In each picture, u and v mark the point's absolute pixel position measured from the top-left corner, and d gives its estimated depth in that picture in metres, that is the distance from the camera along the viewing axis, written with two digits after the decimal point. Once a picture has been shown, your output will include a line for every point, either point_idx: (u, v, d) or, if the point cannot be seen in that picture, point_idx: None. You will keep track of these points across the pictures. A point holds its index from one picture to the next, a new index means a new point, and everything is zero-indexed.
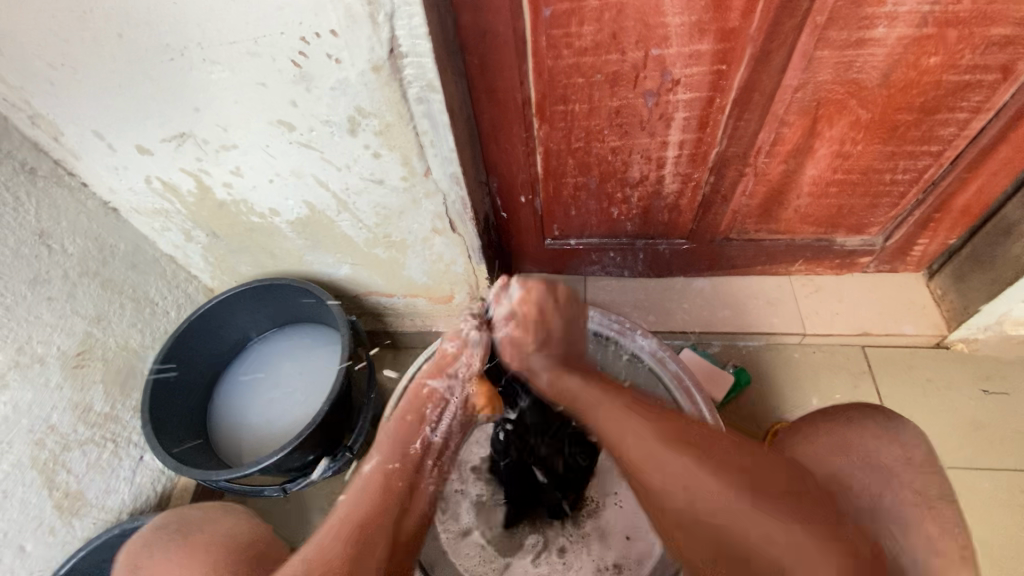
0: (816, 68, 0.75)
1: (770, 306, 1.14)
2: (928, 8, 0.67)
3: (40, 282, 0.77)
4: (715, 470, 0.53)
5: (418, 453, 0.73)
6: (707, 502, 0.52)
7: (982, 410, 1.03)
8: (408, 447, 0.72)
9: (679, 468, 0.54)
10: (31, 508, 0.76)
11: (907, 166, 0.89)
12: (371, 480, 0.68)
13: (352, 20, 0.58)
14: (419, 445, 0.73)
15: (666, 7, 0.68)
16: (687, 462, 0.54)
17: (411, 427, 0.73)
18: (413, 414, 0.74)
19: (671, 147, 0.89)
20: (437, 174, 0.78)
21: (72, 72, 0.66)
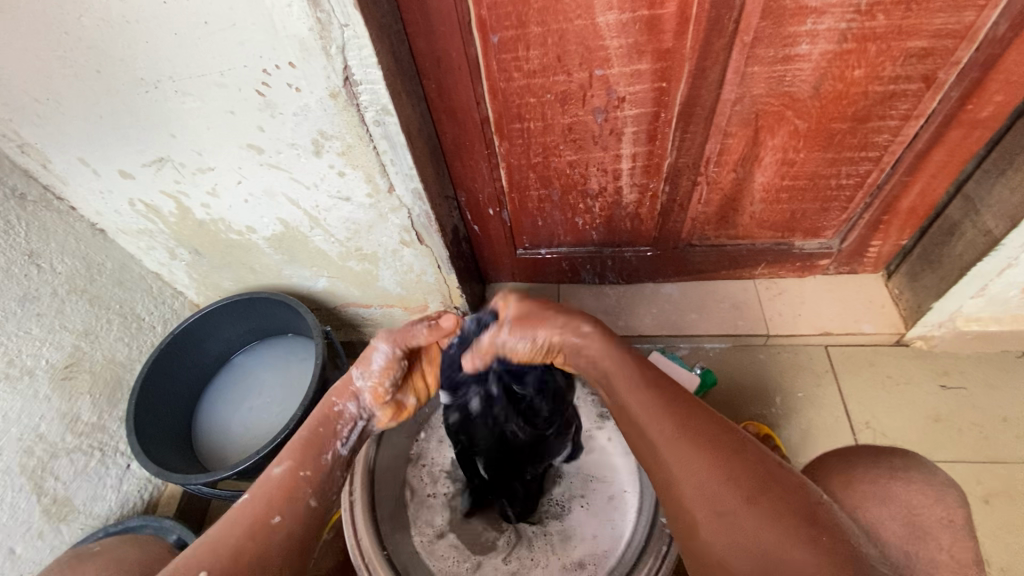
0: (750, 83, 0.80)
1: (735, 309, 1.18)
2: (846, 26, 0.72)
3: (30, 299, 0.82)
4: (774, 512, 0.51)
5: (328, 463, 0.67)
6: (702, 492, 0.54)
7: (941, 404, 1.06)
8: (319, 456, 0.67)
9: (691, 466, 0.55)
10: (20, 513, 0.80)
11: (850, 171, 0.94)
12: (281, 483, 0.63)
13: (307, 53, 0.63)
14: (330, 455, 0.68)
15: (604, 31, 0.74)
16: (740, 503, 0.52)
17: (322, 440, 0.69)
18: (326, 427, 0.70)
19: (625, 159, 0.94)
20: (400, 190, 0.83)
21: (56, 105, 0.72)
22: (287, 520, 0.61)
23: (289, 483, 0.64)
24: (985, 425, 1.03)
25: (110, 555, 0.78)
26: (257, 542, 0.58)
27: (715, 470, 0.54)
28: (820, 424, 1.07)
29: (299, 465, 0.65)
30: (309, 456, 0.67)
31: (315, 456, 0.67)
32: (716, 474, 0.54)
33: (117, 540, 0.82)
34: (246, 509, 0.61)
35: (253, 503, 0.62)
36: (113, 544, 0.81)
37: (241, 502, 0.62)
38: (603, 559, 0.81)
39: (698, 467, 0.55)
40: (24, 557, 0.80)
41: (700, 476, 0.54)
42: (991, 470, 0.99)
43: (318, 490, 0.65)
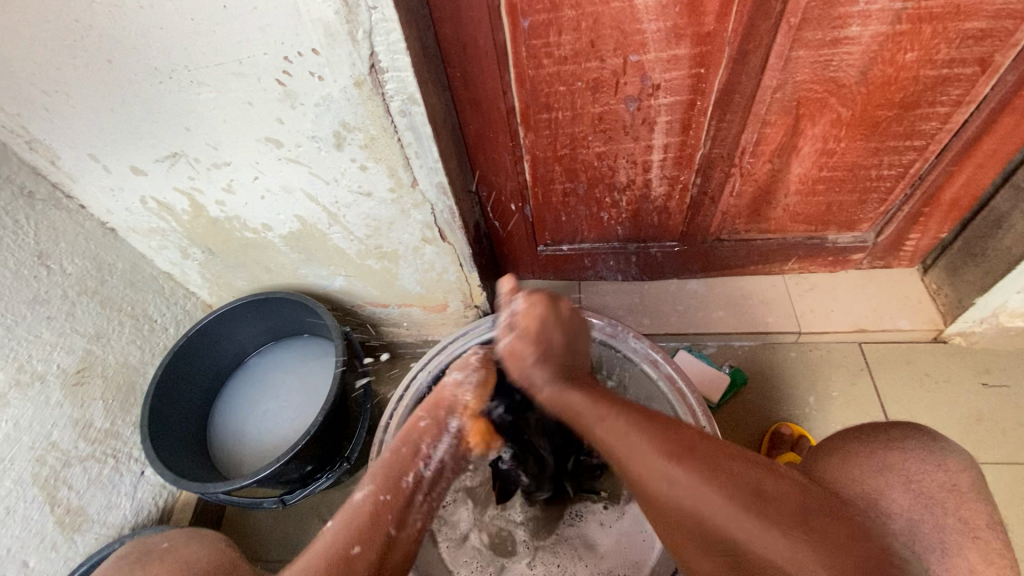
0: (794, 68, 0.76)
1: (765, 305, 1.14)
2: (901, 6, 0.68)
3: (39, 302, 0.78)
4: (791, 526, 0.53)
5: (408, 488, 0.68)
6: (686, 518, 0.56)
7: (983, 403, 1.02)
8: (399, 480, 0.68)
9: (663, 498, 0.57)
10: (33, 525, 0.77)
11: (892, 161, 0.90)
12: (364, 512, 0.64)
13: (332, 38, 0.59)
14: (410, 478, 0.68)
15: (642, 14, 0.69)
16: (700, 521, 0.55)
17: (404, 461, 0.69)
18: (407, 449, 0.71)
19: (656, 150, 0.90)
20: (424, 185, 0.79)
21: (64, 97, 0.68)
22: (367, 550, 0.61)
23: (371, 509, 0.64)
24: None
25: None
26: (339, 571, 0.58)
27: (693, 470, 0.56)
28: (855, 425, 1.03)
29: (379, 489, 0.67)
30: (390, 480, 0.67)
31: (395, 480, 0.68)
32: (678, 464, 0.57)
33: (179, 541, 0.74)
34: (328, 538, 0.61)
35: (337, 528, 0.63)
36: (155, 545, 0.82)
37: (327, 529, 0.63)
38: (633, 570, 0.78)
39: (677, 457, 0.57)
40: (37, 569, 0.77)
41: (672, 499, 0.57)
42: None
43: (397, 517, 0.65)
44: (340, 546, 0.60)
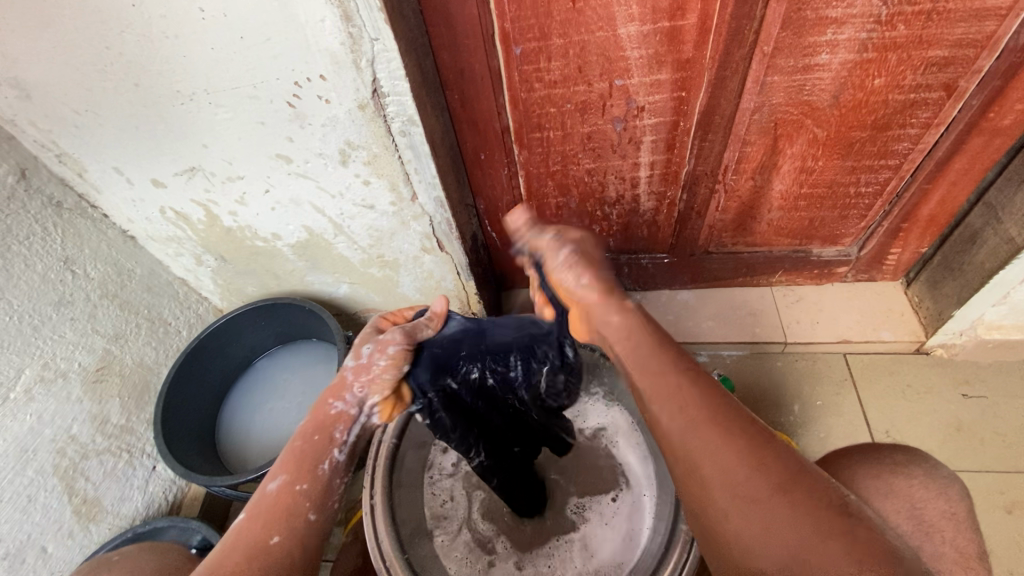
0: (770, 92, 0.81)
1: (752, 316, 1.18)
2: (867, 36, 0.73)
3: (64, 304, 0.84)
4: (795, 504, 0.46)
5: (325, 474, 0.61)
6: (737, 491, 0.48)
7: (962, 413, 1.05)
8: (317, 466, 0.61)
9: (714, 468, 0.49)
10: (52, 513, 0.82)
11: (869, 179, 0.94)
12: (278, 501, 0.57)
13: (338, 66, 0.65)
14: (327, 465, 0.62)
15: (625, 42, 0.75)
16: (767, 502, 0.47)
17: (321, 446, 0.63)
18: (321, 434, 0.65)
19: (643, 167, 0.95)
20: (422, 199, 0.85)
21: (94, 115, 0.74)
22: (286, 539, 0.55)
23: (283, 500, 0.58)
24: (1009, 434, 1.02)
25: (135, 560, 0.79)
26: (258, 563, 0.53)
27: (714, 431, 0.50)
28: (839, 432, 1.06)
29: (294, 478, 0.60)
30: (304, 466, 0.61)
31: (311, 467, 0.61)
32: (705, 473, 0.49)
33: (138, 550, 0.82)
34: (242, 529, 0.56)
35: (247, 525, 0.56)
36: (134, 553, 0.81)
37: (237, 522, 0.57)
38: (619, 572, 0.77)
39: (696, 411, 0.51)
40: (54, 556, 0.82)
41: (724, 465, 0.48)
42: (1014, 480, 0.98)
43: (317, 502, 0.59)
44: (256, 541, 0.55)
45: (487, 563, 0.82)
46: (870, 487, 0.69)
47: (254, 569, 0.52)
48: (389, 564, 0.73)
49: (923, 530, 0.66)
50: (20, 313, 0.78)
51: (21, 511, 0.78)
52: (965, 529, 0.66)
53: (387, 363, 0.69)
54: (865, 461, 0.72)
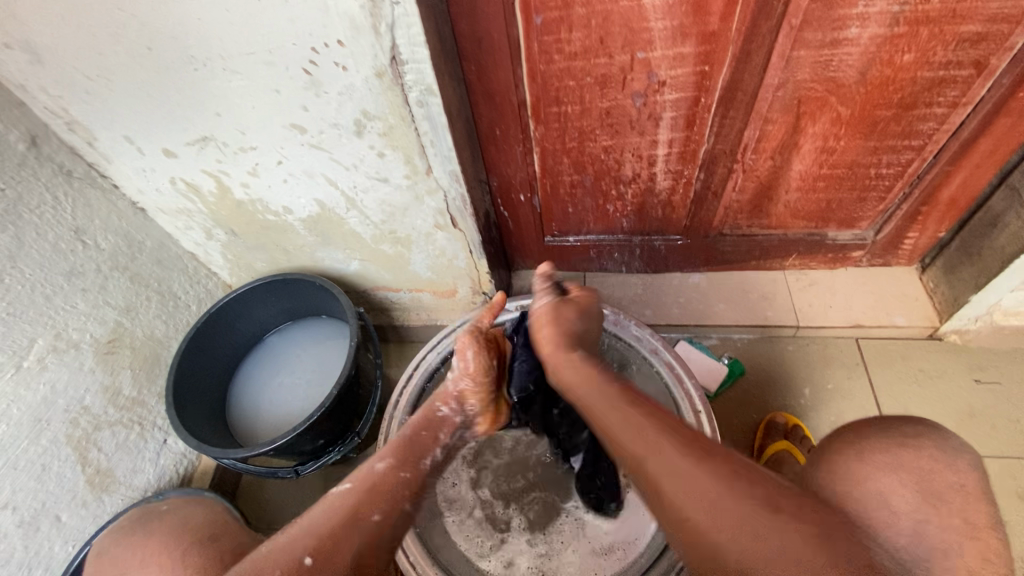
0: (795, 67, 0.79)
1: (764, 299, 1.17)
2: (899, 9, 0.70)
3: (75, 275, 0.84)
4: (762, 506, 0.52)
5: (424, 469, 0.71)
6: (695, 483, 0.54)
7: (976, 399, 1.05)
8: (420, 461, 0.71)
9: (670, 466, 0.56)
10: (65, 482, 0.82)
11: (891, 160, 0.93)
12: (382, 486, 0.65)
13: (356, 30, 0.63)
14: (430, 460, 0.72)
15: (649, 13, 0.73)
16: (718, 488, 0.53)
17: (422, 445, 0.73)
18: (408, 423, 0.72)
19: (661, 145, 0.93)
20: (437, 172, 0.83)
21: (105, 81, 0.73)
22: (385, 520, 0.63)
23: (387, 482, 0.66)
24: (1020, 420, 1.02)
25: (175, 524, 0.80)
26: (358, 537, 0.61)
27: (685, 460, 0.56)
28: (850, 416, 1.06)
29: (398, 465, 0.68)
30: (406, 458, 0.70)
31: (416, 461, 0.70)
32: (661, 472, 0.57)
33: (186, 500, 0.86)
34: (346, 500, 0.63)
35: (347, 496, 0.63)
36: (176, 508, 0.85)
37: (341, 492, 0.64)
38: (631, 545, 0.81)
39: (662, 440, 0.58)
40: (69, 524, 0.83)
41: (676, 461, 0.56)
42: None
43: (413, 493, 0.67)
44: (354, 509, 0.62)
45: (500, 540, 0.85)
46: (877, 462, 0.61)
47: (356, 542, 0.60)
48: None
49: (929, 502, 0.58)
50: (32, 282, 0.78)
51: (35, 479, 0.78)
52: (976, 504, 0.58)
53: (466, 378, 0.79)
54: (875, 435, 0.64)
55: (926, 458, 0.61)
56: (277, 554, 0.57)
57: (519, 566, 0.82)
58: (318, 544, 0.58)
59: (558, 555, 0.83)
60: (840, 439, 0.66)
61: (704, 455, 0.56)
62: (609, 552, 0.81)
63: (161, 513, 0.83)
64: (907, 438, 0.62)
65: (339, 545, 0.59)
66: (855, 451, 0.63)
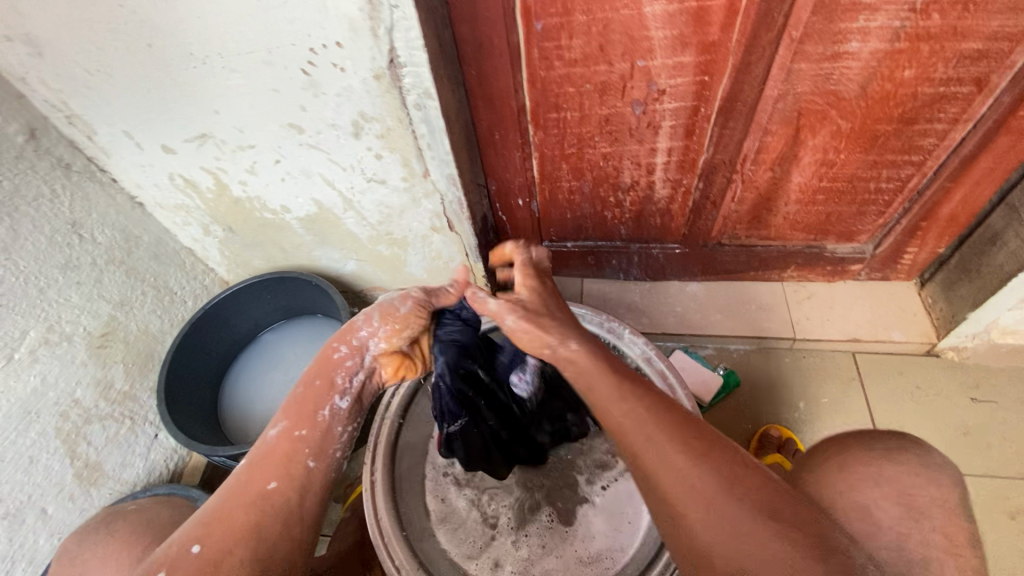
0: (795, 80, 0.79)
1: (762, 311, 1.16)
2: (900, 24, 0.70)
3: (70, 268, 0.84)
4: (750, 503, 0.49)
5: (325, 421, 0.61)
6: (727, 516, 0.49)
7: (971, 418, 1.04)
8: (317, 412, 0.61)
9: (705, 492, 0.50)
10: (53, 475, 0.82)
11: (890, 175, 0.92)
12: (278, 448, 0.58)
13: (355, 33, 0.63)
14: (328, 412, 0.62)
15: (650, 22, 0.73)
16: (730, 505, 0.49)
17: (321, 392, 0.63)
18: (323, 379, 0.64)
19: (661, 154, 0.93)
20: (435, 175, 0.83)
21: (106, 76, 0.73)
22: (286, 486, 0.55)
23: (285, 448, 0.58)
24: (1016, 440, 1.01)
25: (140, 514, 0.83)
26: (253, 511, 0.53)
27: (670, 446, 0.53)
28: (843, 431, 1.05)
29: (295, 425, 0.60)
30: (306, 414, 0.61)
31: (311, 414, 0.61)
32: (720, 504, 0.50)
33: (153, 501, 0.87)
34: (238, 478, 0.56)
35: (245, 473, 0.56)
36: (147, 505, 0.86)
37: (236, 472, 0.57)
38: (619, 556, 0.81)
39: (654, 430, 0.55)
40: (55, 518, 0.82)
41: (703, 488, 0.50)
42: (1018, 485, 0.97)
43: (317, 450, 0.59)
44: (251, 491, 0.54)
45: (486, 540, 0.85)
46: (859, 474, 0.60)
47: (252, 516, 0.53)
48: (387, 541, 0.77)
49: (910, 516, 0.57)
50: (27, 274, 0.78)
51: (23, 472, 0.78)
52: None
53: (389, 327, 0.66)
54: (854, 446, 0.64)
55: (905, 472, 0.60)
56: (165, 547, 0.51)
57: (502, 568, 0.83)
58: (211, 529, 0.52)
59: (543, 563, 0.83)
60: (826, 450, 0.65)
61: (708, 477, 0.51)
62: (596, 559, 0.81)
63: (126, 512, 0.84)
64: (890, 452, 0.62)
65: (232, 528, 0.52)
66: (836, 462, 0.63)
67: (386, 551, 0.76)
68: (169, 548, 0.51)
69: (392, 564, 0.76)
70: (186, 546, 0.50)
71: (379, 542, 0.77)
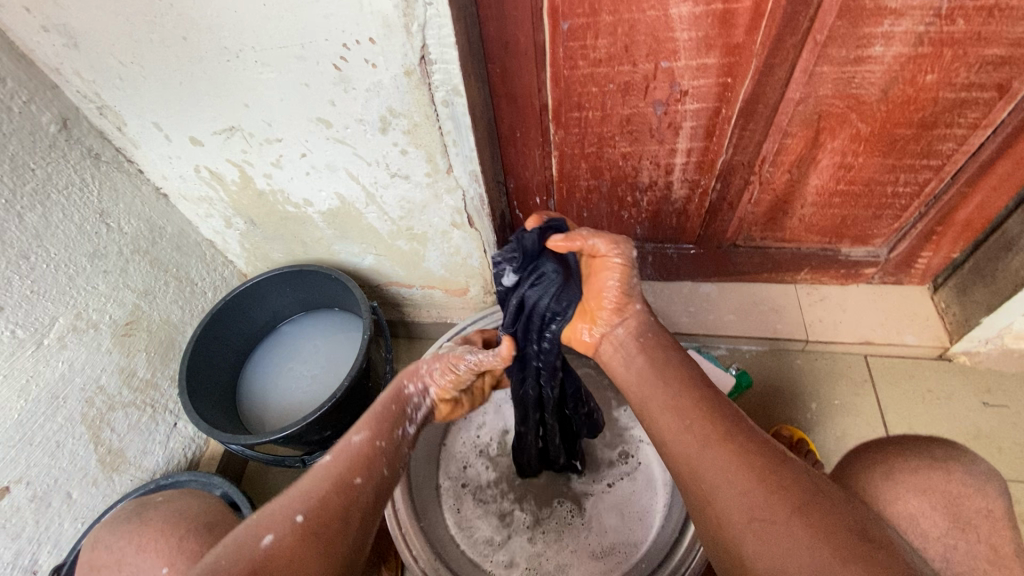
0: (817, 83, 0.80)
1: (775, 312, 1.17)
2: (924, 29, 0.71)
3: (98, 256, 0.85)
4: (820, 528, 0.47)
5: (399, 440, 0.65)
6: (789, 533, 0.47)
7: (983, 421, 1.05)
8: (394, 430, 0.65)
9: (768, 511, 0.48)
10: (79, 460, 0.84)
11: (908, 179, 0.93)
12: (362, 451, 0.61)
13: (388, 29, 0.65)
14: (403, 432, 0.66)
15: (675, 23, 0.74)
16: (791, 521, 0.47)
17: (397, 416, 0.67)
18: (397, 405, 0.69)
19: (680, 154, 0.94)
20: (458, 172, 0.84)
21: (139, 68, 0.74)
22: (369, 484, 0.59)
23: (367, 451, 0.61)
24: None
25: (172, 505, 0.76)
26: (344, 496, 0.56)
27: (732, 454, 0.53)
28: (854, 432, 1.06)
29: (376, 435, 0.63)
30: (385, 429, 0.65)
31: (389, 430, 0.65)
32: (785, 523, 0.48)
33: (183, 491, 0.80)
34: (327, 467, 0.58)
35: (333, 463, 0.59)
36: (175, 495, 0.79)
37: (322, 462, 0.60)
38: (631, 550, 0.83)
39: (715, 437, 0.54)
40: (80, 502, 0.84)
41: (768, 507, 0.49)
42: None
43: (391, 461, 0.62)
44: (341, 476, 0.58)
45: (501, 537, 0.87)
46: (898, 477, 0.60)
47: (343, 501, 0.55)
48: (403, 530, 0.78)
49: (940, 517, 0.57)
50: (57, 262, 0.79)
51: (50, 456, 0.79)
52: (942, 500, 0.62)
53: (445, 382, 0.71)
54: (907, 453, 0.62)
55: (954, 481, 0.59)
56: (268, 515, 0.53)
57: (517, 564, 0.84)
58: (310, 504, 0.54)
59: (557, 559, 0.84)
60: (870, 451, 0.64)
61: (773, 492, 0.49)
62: (608, 555, 0.83)
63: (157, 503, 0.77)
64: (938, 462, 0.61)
65: (327, 504, 0.54)
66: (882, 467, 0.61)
67: (403, 539, 0.77)
68: (269, 515, 0.53)
69: (409, 553, 0.76)
70: (292, 515, 0.52)
71: (395, 531, 0.78)
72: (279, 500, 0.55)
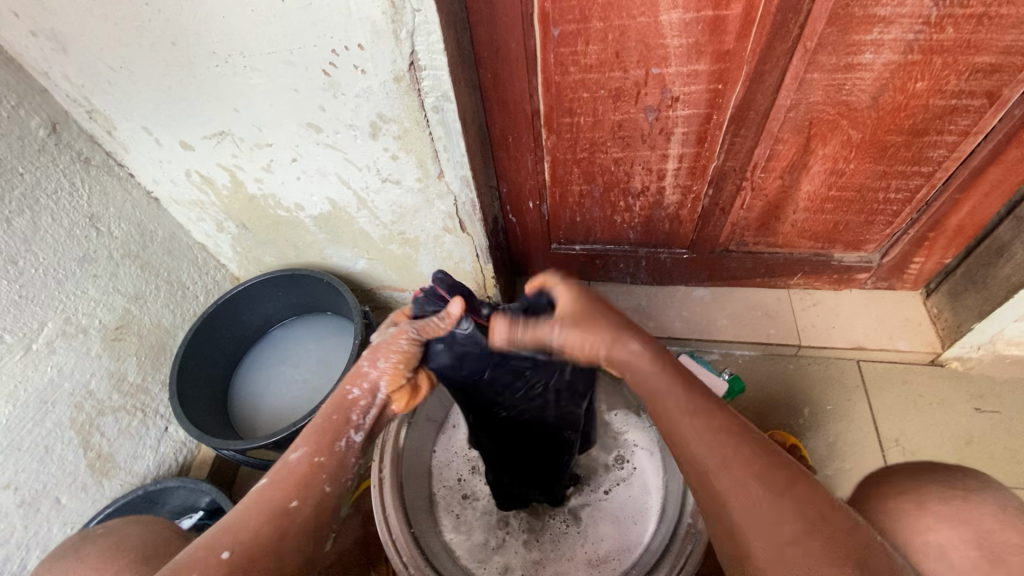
0: (808, 90, 0.80)
1: (768, 317, 1.17)
2: (913, 37, 0.71)
3: (88, 261, 0.85)
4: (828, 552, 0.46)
5: (341, 451, 0.60)
6: (794, 552, 0.47)
7: (975, 427, 1.05)
8: (335, 441, 0.60)
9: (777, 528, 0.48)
10: (67, 465, 0.83)
11: (900, 185, 0.93)
12: (298, 472, 0.57)
13: (377, 35, 0.64)
14: (344, 443, 0.60)
15: (665, 30, 0.74)
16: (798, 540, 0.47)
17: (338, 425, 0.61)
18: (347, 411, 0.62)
19: (672, 159, 0.94)
20: (449, 177, 0.84)
21: (129, 73, 0.74)
22: (307, 506, 0.56)
23: (305, 471, 0.58)
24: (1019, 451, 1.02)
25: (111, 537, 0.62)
26: (274, 526, 0.54)
27: (744, 472, 0.50)
28: (847, 437, 1.06)
29: (316, 450, 0.59)
30: (328, 438, 0.60)
31: (330, 442, 0.60)
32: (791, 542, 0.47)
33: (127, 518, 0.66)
34: (263, 493, 0.56)
35: (269, 489, 0.57)
36: (117, 526, 0.65)
37: (257, 487, 0.57)
38: (625, 557, 0.83)
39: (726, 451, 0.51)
40: (68, 507, 0.84)
41: (777, 526, 0.48)
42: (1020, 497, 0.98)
43: (335, 474, 0.59)
44: (274, 504, 0.55)
45: (495, 544, 0.87)
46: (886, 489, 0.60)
47: (272, 531, 0.54)
48: (394, 538, 0.76)
49: None
50: (46, 266, 0.79)
51: (38, 461, 0.79)
52: None
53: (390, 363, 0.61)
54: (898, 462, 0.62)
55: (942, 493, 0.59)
56: (191, 556, 0.51)
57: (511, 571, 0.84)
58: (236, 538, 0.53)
59: (551, 566, 0.85)
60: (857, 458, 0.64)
61: (783, 509, 0.48)
62: (603, 562, 0.83)
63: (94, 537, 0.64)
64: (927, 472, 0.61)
65: (254, 538, 0.53)
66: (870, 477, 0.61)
67: (394, 546, 0.75)
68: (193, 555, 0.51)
69: (400, 560, 0.74)
70: (216, 553, 0.51)
71: (386, 538, 0.75)
72: (210, 535, 0.53)
